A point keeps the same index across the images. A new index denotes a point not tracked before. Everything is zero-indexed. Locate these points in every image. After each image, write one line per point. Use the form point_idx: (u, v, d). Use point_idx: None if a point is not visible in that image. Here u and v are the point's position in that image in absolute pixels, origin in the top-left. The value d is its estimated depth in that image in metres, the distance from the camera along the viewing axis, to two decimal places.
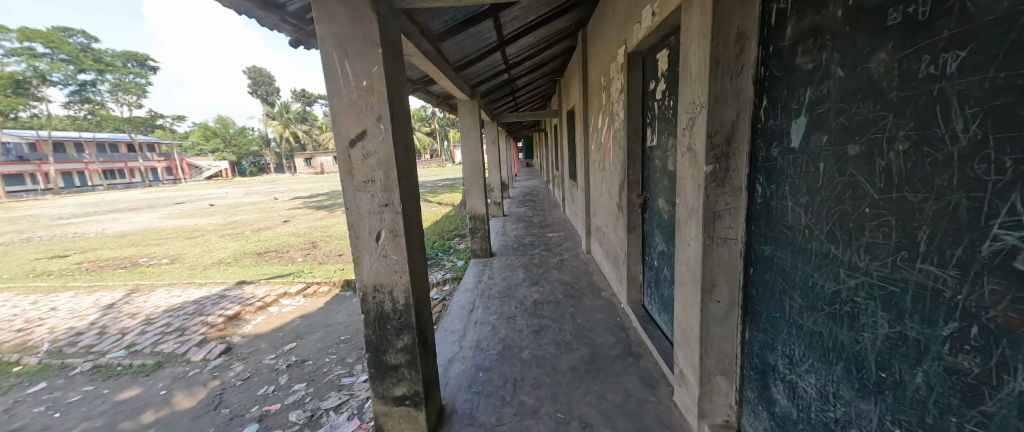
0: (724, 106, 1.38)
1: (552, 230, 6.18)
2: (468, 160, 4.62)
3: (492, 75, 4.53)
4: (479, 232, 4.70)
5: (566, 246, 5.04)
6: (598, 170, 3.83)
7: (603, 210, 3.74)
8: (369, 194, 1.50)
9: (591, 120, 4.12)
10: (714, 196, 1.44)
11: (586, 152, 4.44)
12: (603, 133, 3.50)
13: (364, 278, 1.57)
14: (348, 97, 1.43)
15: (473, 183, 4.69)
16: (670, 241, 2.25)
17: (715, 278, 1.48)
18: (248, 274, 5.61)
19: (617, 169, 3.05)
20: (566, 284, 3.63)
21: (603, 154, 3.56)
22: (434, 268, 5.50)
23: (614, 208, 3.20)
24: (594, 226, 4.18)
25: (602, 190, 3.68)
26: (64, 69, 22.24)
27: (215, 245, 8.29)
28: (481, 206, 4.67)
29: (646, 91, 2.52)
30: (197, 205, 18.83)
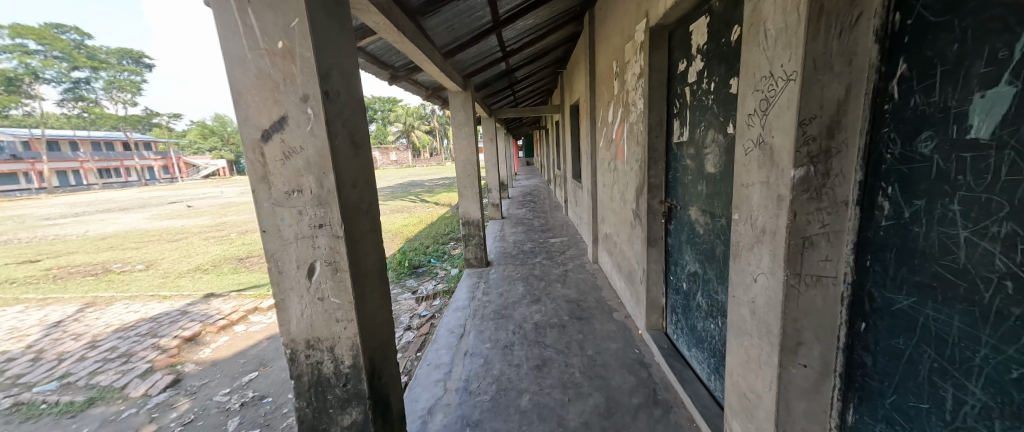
0: (826, 77, 0.90)
1: (554, 234, 5.71)
2: (461, 160, 4.15)
3: (488, 63, 4.05)
4: (473, 239, 4.22)
5: (571, 255, 4.55)
6: (608, 171, 3.35)
7: (613, 217, 3.27)
8: (294, 210, 1.03)
9: (599, 114, 3.63)
10: (806, 215, 0.96)
11: (593, 151, 3.96)
12: (615, 128, 3.02)
13: (292, 330, 1.10)
14: (257, 67, 0.96)
15: (467, 184, 4.22)
16: (708, 264, 1.77)
17: (802, 333, 1.01)
18: (222, 283, 5.14)
19: (633, 170, 2.58)
20: (571, 302, 3.16)
21: (615, 153, 3.08)
22: (424, 278, 5.03)
23: (629, 216, 2.73)
24: (603, 234, 3.71)
25: (613, 194, 3.21)
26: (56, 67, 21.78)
27: (196, 249, 7.81)
28: (475, 210, 4.20)
29: (674, 73, 2.04)
30: (189, 206, 18.38)
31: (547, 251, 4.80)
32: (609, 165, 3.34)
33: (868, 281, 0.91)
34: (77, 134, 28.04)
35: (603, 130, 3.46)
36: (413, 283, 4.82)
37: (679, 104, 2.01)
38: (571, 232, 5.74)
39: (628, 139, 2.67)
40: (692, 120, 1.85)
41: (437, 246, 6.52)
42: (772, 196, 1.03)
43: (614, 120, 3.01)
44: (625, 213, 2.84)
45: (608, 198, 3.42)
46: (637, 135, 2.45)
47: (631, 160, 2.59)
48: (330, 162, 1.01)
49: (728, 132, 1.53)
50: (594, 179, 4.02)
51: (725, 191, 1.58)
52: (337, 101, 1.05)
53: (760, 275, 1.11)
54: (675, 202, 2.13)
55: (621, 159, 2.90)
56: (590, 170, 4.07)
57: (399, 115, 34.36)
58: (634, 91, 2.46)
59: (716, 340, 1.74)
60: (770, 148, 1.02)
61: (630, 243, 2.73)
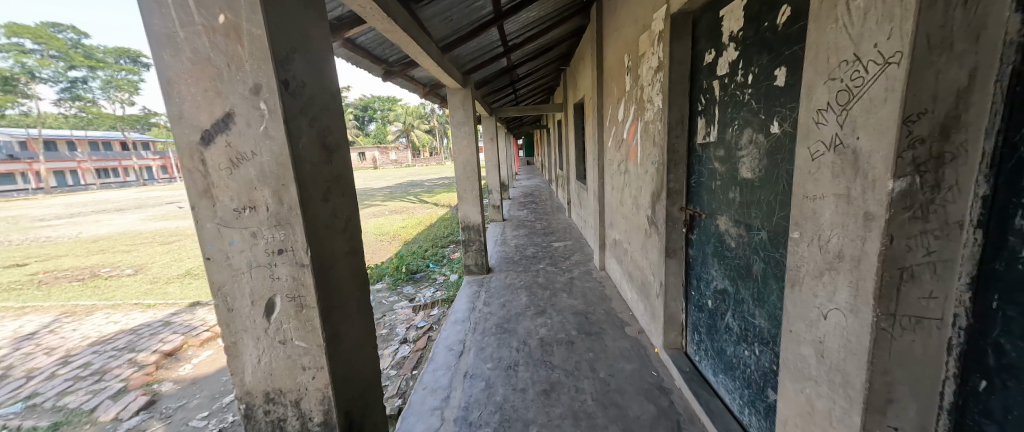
0: (943, 59, 0.67)
1: (558, 238, 5.50)
2: (460, 161, 3.91)
3: (488, 59, 3.82)
4: (474, 244, 4.00)
5: (576, 260, 4.34)
6: (618, 173, 3.13)
7: (624, 223, 3.04)
8: (246, 232, 0.81)
9: (608, 112, 3.41)
10: (908, 240, 0.73)
11: (600, 151, 3.74)
12: (627, 126, 2.80)
13: (247, 381, 0.88)
14: (192, 48, 0.74)
15: (467, 187, 3.98)
16: (742, 282, 1.55)
17: (895, 390, 0.79)
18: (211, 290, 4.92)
19: (649, 173, 2.36)
20: (579, 314, 2.94)
21: (626, 154, 2.86)
22: (422, 284, 4.81)
23: (644, 223, 2.50)
24: (612, 239, 3.48)
25: (624, 198, 2.98)
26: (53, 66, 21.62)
27: (188, 253, 7.59)
28: (476, 214, 3.97)
29: (700, 66, 1.82)
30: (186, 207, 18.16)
31: (551, 256, 4.58)
32: (619, 167, 3.12)
33: (994, 329, 0.69)
34: (74, 133, 27.81)
35: (613, 129, 3.24)
36: (410, 290, 4.60)
37: (705, 99, 1.79)
38: (575, 235, 5.52)
39: (642, 139, 2.45)
40: (722, 117, 1.63)
41: (436, 249, 6.29)
42: (856, 213, 0.81)
43: (626, 118, 2.79)
44: (639, 219, 2.62)
45: (618, 202, 3.19)
46: (654, 135, 2.23)
47: (647, 162, 2.37)
48: (291, 170, 0.78)
49: (772, 131, 1.31)
50: (601, 181, 3.80)
51: (767, 199, 1.36)
52: (302, 91, 0.83)
53: (834, 310, 0.88)
54: (699, 209, 1.91)
55: (634, 161, 2.68)
56: (597, 172, 3.85)
57: (398, 114, 34.15)
58: (651, 86, 2.24)
59: (752, 369, 1.52)
60: (854, 152, 0.80)
61: (645, 253, 2.50)
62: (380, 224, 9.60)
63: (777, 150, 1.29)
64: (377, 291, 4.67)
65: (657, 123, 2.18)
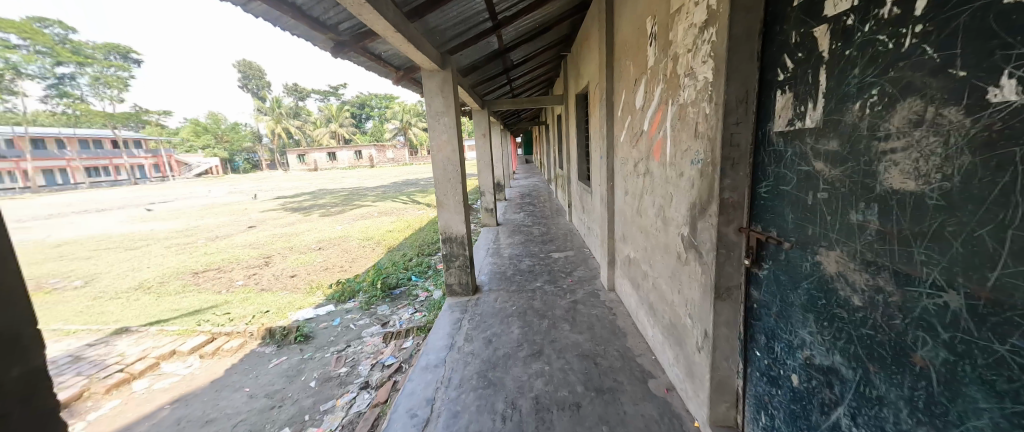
0: None
1: (558, 247, 4.84)
2: (437, 160, 3.20)
3: (474, 35, 3.13)
4: (457, 260, 3.34)
5: (579, 277, 3.68)
6: (636, 176, 2.48)
7: (643, 238, 2.39)
8: None
9: (621, 99, 2.74)
10: None
11: (611, 148, 3.07)
12: (651, 114, 2.13)
13: None
14: None
15: (446, 192, 3.24)
16: (878, 369, 0.91)
17: None
18: (154, 311, 4.26)
19: (685, 176, 1.69)
20: (586, 357, 2.29)
21: (649, 150, 2.19)
22: (400, 303, 4.14)
23: (675, 245, 1.85)
24: (626, 257, 2.82)
25: (644, 207, 2.32)
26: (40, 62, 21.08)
27: (150, 261, 6.92)
28: (459, 224, 3.29)
29: (787, 8, 1.15)
30: (170, 206, 17.50)
31: (550, 271, 3.92)
32: (637, 167, 2.46)
33: None
34: (61, 131, 27.08)
35: (628, 120, 2.59)
36: (385, 311, 3.94)
37: (796, 61, 1.12)
38: (578, 244, 4.85)
39: (675, 130, 1.79)
40: (838, 86, 0.97)
41: (420, 259, 5.61)
42: None
43: (650, 105, 2.13)
44: (667, 238, 1.96)
45: (635, 212, 2.53)
46: (696, 121, 1.56)
47: (682, 160, 1.71)
48: None
49: (994, 102, 0.66)
50: (610, 184, 3.14)
51: (971, 231, 0.71)
52: None
53: None
54: (774, 232, 1.26)
55: (660, 159, 2.03)
56: (605, 174, 3.19)
57: (394, 111, 33.38)
58: (691, 53, 1.57)
59: None
60: None
61: (677, 284, 1.85)
62: (366, 228, 8.92)
63: (1011, 138, 0.64)
64: (347, 311, 4.00)
65: (701, 104, 1.52)
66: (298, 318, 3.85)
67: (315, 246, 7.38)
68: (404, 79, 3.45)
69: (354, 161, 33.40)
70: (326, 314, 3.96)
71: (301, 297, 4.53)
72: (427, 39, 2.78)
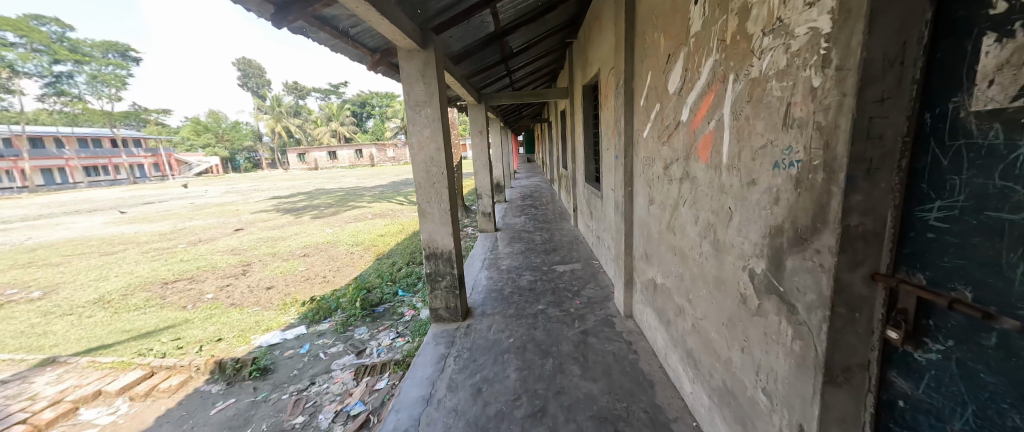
0: None
1: (563, 258, 4.29)
2: (418, 161, 2.65)
3: (464, 9, 2.57)
4: (443, 280, 2.81)
5: (588, 298, 3.14)
6: (666, 181, 1.93)
7: (677, 263, 1.83)
8: None
9: (646, 83, 2.19)
10: None
11: (630, 145, 2.52)
12: (694, 99, 1.58)
13: None
14: None
15: (429, 199, 2.68)
16: None
17: None
18: (102, 332, 3.73)
19: (760, 184, 1.14)
20: (604, 421, 1.74)
21: (689, 147, 1.63)
22: (381, 325, 3.60)
23: (736, 283, 1.30)
24: (650, 281, 2.26)
25: (680, 222, 1.77)
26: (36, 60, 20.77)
27: (122, 268, 6.42)
28: (445, 237, 2.74)
29: None
30: (161, 207, 17.04)
31: (554, 290, 3.37)
32: (668, 169, 1.90)
33: None
34: (58, 129, 26.71)
35: (657, 108, 2.03)
36: (363, 336, 3.40)
37: None
38: (584, 255, 4.31)
39: (739, 117, 1.23)
40: None
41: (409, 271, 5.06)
42: None
43: (693, 85, 1.58)
44: (720, 270, 1.41)
45: (664, 226, 1.98)
46: (787, 102, 1.01)
47: (756, 161, 1.15)
48: None
49: None
50: (627, 189, 2.58)
51: None
52: None
53: None
54: (966, 293, 0.70)
55: (708, 160, 1.47)
56: (622, 177, 2.63)
57: (394, 110, 32.87)
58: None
59: None
60: None
61: (739, 339, 1.30)
62: (357, 231, 8.40)
63: None
64: (319, 335, 3.46)
65: (800, 74, 0.96)
66: (261, 344, 3.32)
67: (300, 252, 6.86)
68: (381, 64, 2.90)
69: (354, 160, 32.98)
70: (295, 338, 3.42)
71: (271, 315, 3.99)
72: (403, 9, 2.22)
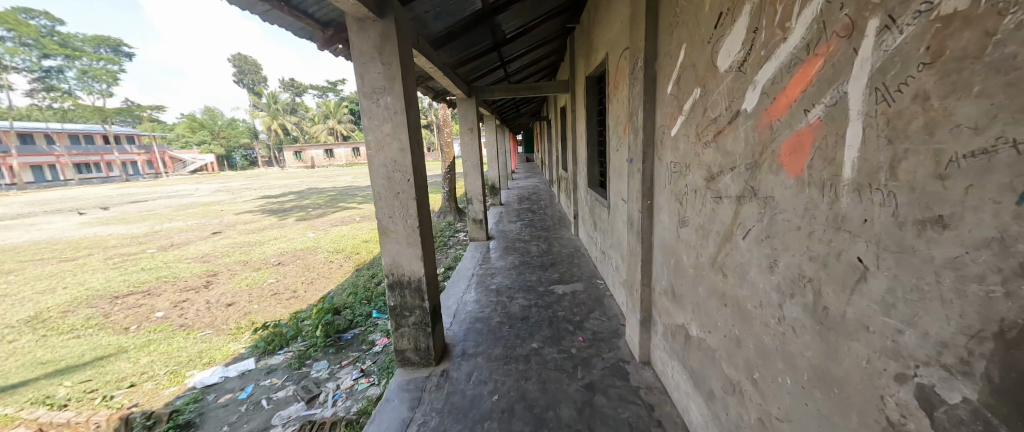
0: None
1: (562, 275, 3.73)
2: (376, 165, 2.06)
3: None
4: (411, 316, 2.22)
5: (593, 332, 2.57)
6: (711, 199, 1.36)
7: (729, 320, 1.26)
8: None
9: (677, 62, 1.61)
10: None
11: (649, 146, 1.94)
12: (770, 77, 1.00)
13: None
14: None
15: (392, 214, 2.11)
16: None
17: None
18: (13, 366, 3.15)
19: (962, 233, 0.57)
20: None
21: (760, 152, 1.05)
22: (344, 358, 3.02)
23: (877, 397, 0.72)
24: (680, 329, 1.69)
25: (738, 263, 1.19)
26: (22, 53, 20.20)
27: (76, 278, 5.82)
28: (412, 261, 2.16)
29: None
30: (145, 206, 16.42)
31: (551, 320, 2.79)
32: (714, 183, 1.33)
33: None
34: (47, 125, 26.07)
35: (694, 95, 1.45)
36: (321, 375, 2.81)
37: None
38: (587, 272, 3.75)
39: (900, 101, 0.65)
40: None
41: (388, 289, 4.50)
42: None
43: (768, 54, 1.00)
44: (830, 360, 0.84)
45: (705, 262, 1.41)
46: None
47: (953, 185, 0.58)
48: None
49: None
50: (645, 202, 2.01)
51: None
52: None
53: None
54: None
55: (801, 174, 0.90)
56: (638, 187, 2.06)
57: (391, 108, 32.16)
58: None
59: None
60: None
61: None
62: (341, 237, 7.81)
63: None
64: (269, 373, 2.87)
65: None
66: (195, 386, 2.74)
67: (274, 261, 6.26)
68: (334, 44, 2.32)
69: (351, 158, 32.40)
70: (239, 377, 2.84)
71: (219, 343, 3.41)
72: None
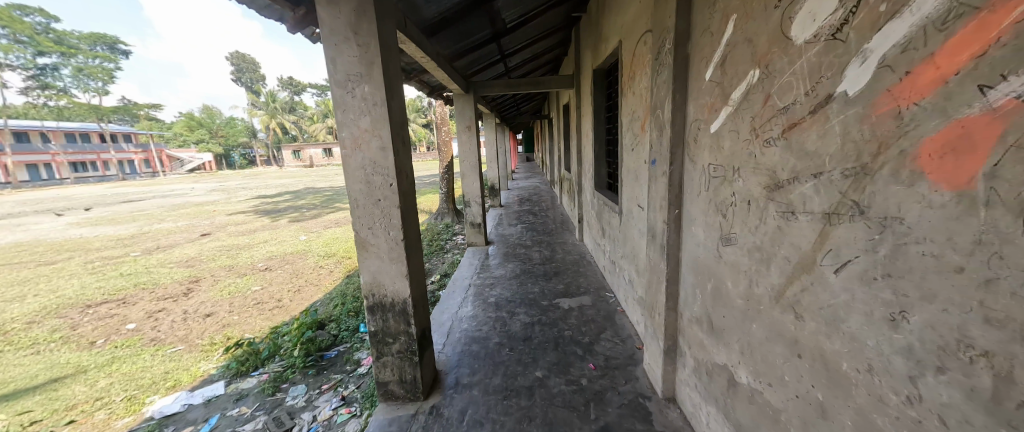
0: None
1: (567, 287, 3.41)
2: (352, 167, 1.73)
3: None
4: (395, 343, 1.90)
5: (606, 358, 2.25)
6: (775, 213, 1.04)
7: (807, 378, 0.94)
8: None
9: (721, 39, 1.28)
10: None
11: (678, 145, 1.62)
12: (897, 42, 0.68)
13: None
14: None
15: (372, 225, 1.78)
16: None
17: None
18: None
19: None
20: None
21: (873, 153, 0.74)
22: (325, 382, 2.70)
23: None
24: (721, 370, 1.37)
25: (824, 304, 0.87)
26: (15, 51, 19.86)
27: (49, 284, 5.47)
28: (396, 279, 1.83)
29: None
30: (138, 206, 16.08)
31: (557, 342, 2.47)
32: (781, 192, 1.01)
33: None
34: (42, 123, 25.74)
35: (750, 79, 1.13)
36: (296, 402, 2.48)
37: None
38: (595, 283, 3.43)
39: None
40: None
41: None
42: None
43: (895, 9, 0.68)
44: None
45: (764, 295, 1.09)
46: None
47: None
48: None
49: None
50: (673, 212, 1.68)
51: None
52: None
53: None
54: None
55: (966, 188, 0.59)
56: (663, 193, 1.74)
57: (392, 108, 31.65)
58: None
59: None
60: None
61: None
62: (334, 240, 7.48)
63: None
64: (238, 400, 2.54)
65: None
66: (153, 416, 2.41)
67: (261, 266, 5.93)
68: (307, 25, 1.99)
69: (350, 157, 32.11)
70: (204, 404, 2.51)
71: (188, 362, 3.08)
72: None
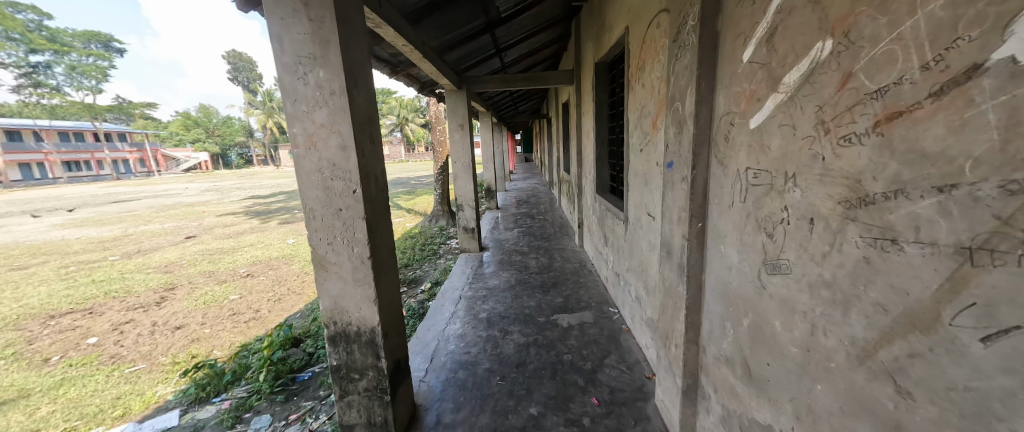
0: None
1: (567, 300, 3.11)
2: (306, 170, 1.43)
3: None
4: (363, 379, 1.60)
5: (612, 391, 1.95)
6: (859, 238, 0.75)
7: None
8: None
9: (769, 6, 0.99)
10: None
11: (704, 144, 1.32)
12: None
13: None
14: None
15: (331, 239, 1.48)
16: None
17: None
18: None
19: None
20: None
21: None
22: (293, 411, 2.38)
23: None
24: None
25: (965, 384, 0.57)
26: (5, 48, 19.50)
27: (14, 292, 5.14)
28: (361, 305, 1.53)
29: None
30: (127, 206, 15.72)
31: (555, 369, 2.17)
32: (870, 211, 0.72)
33: None
34: (34, 121, 25.39)
35: (816, 53, 0.83)
36: None
37: None
38: (597, 296, 3.13)
39: None
40: None
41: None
42: None
43: None
44: None
45: (837, 351, 0.80)
46: None
47: None
48: None
49: None
50: (695, 226, 1.39)
51: None
52: None
53: None
54: None
55: None
56: (682, 203, 1.44)
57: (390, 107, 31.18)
58: None
59: None
60: None
61: None
62: None
63: None
64: None
65: None
66: None
67: (243, 272, 5.61)
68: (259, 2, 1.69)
69: None
70: None
71: (144, 386, 2.79)
72: None
